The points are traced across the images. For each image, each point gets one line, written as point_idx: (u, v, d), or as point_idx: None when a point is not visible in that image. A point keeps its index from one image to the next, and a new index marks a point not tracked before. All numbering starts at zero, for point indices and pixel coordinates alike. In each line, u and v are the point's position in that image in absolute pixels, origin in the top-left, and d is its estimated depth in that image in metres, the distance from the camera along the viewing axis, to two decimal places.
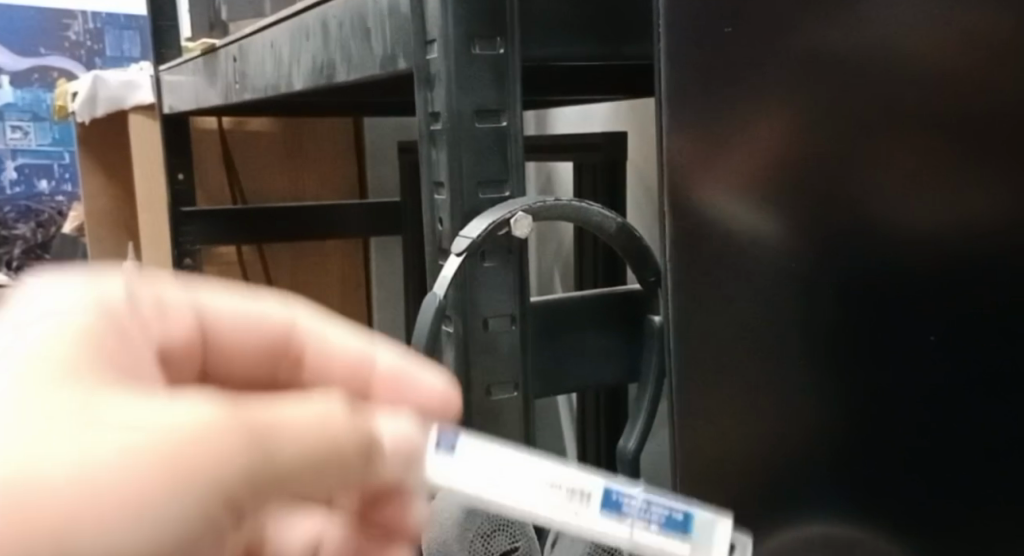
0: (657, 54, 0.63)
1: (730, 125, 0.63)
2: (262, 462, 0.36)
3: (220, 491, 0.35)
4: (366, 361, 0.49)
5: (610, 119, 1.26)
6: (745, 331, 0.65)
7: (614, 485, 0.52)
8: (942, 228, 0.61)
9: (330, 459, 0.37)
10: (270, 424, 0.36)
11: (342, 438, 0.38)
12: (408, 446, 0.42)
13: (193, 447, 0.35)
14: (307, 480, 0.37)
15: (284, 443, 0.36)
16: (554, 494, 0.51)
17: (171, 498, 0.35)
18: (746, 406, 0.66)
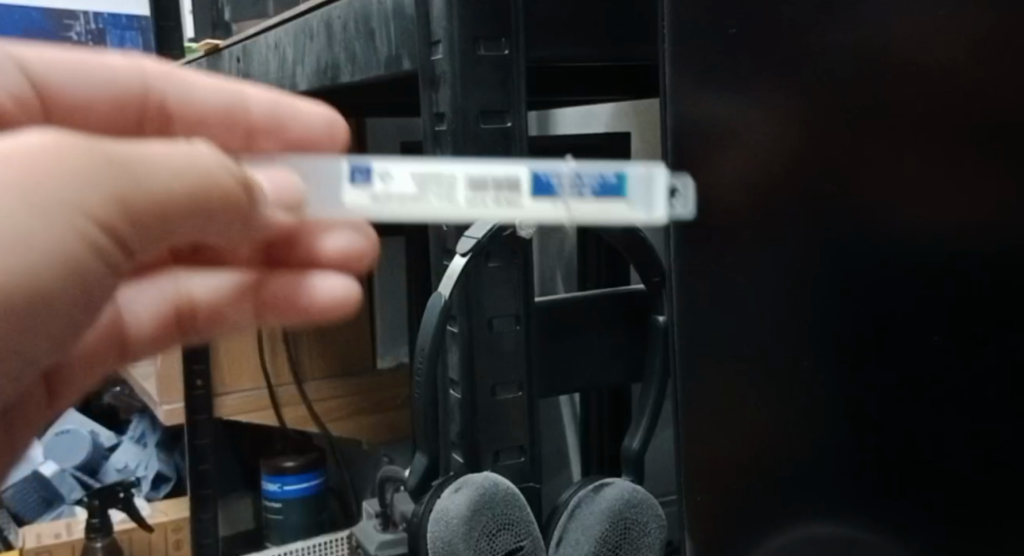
0: (661, 58, 0.61)
1: (735, 128, 0.62)
2: (134, 191, 0.44)
3: (101, 213, 0.43)
4: (243, 98, 0.54)
5: (613, 120, 1.27)
6: (749, 334, 0.65)
7: (538, 166, 0.52)
8: (940, 228, 0.62)
9: (201, 190, 0.45)
10: (142, 156, 0.44)
11: (211, 173, 0.45)
12: (286, 178, 0.50)
13: (58, 166, 0.42)
14: (182, 209, 0.45)
15: (152, 174, 0.44)
16: (482, 188, 0.51)
17: (67, 213, 0.43)
18: (749, 407, 0.66)
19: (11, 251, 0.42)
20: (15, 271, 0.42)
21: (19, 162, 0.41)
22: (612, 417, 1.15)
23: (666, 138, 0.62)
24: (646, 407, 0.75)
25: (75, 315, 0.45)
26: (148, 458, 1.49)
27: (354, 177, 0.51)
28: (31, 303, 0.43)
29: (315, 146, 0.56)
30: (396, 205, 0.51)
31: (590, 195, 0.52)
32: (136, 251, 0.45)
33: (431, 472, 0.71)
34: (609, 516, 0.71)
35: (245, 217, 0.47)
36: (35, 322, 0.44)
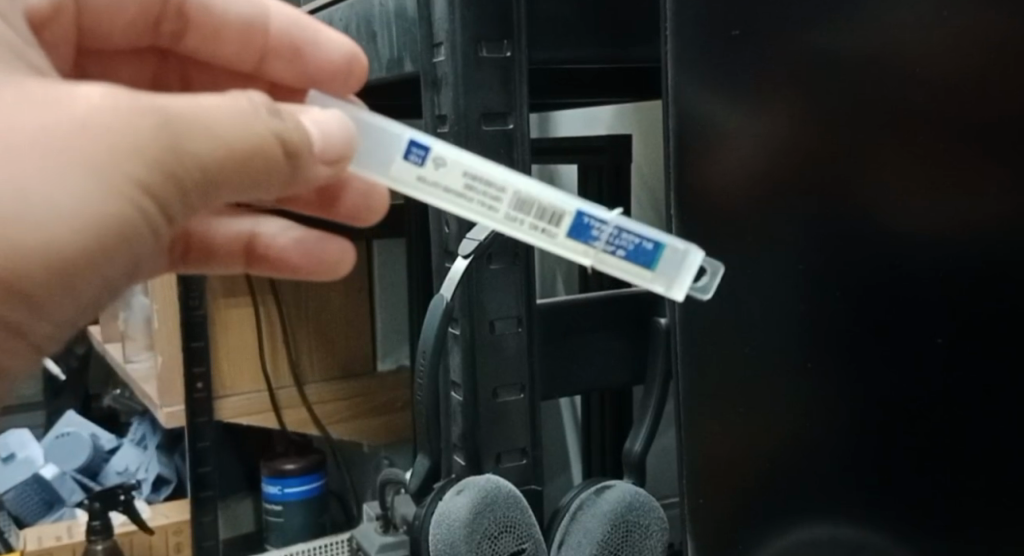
0: (665, 63, 0.65)
1: (733, 132, 0.65)
2: (182, 153, 0.46)
3: (148, 174, 0.45)
4: (266, 13, 0.63)
5: (616, 122, 1.26)
6: (750, 334, 0.67)
7: (586, 211, 0.57)
8: (940, 228, 0.61)
9: (245, 152, 0.47)
10: (194, 117, 0.46)
11: (256, 134, 0.48)
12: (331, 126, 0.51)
13: (117, 120, 0.45)
14: (227, 172, 0.48)
15: (199, 135, 0.47)
16: (523, 209, 0.57)
17: (111, 177, 0.45)
18: (750, 406, 0.68)
19: (63, 211, 0.44)
20: (72, 228, 0.44)
21: (87, 121, 0.44)
22: (614, 422, 1.14)
23: (669, 135, 0.66)
24: (648, 410, 0.75)
25: (116, 275, 0.47)
26: (150, 461, 1.47)
27: (409, 153, 0.56)
28: (85, 263, 0.45)
29: (326, 81, 0.63)
30: (439, 191, 0.57)
31: (619, 254, 0.58)
32: (177, 215, 0.48)
33: (432, 474, 0.72)
34: (611, 518, 0.70)
35: (283, 178, 0.49)
36: (85, 278, 0.45)
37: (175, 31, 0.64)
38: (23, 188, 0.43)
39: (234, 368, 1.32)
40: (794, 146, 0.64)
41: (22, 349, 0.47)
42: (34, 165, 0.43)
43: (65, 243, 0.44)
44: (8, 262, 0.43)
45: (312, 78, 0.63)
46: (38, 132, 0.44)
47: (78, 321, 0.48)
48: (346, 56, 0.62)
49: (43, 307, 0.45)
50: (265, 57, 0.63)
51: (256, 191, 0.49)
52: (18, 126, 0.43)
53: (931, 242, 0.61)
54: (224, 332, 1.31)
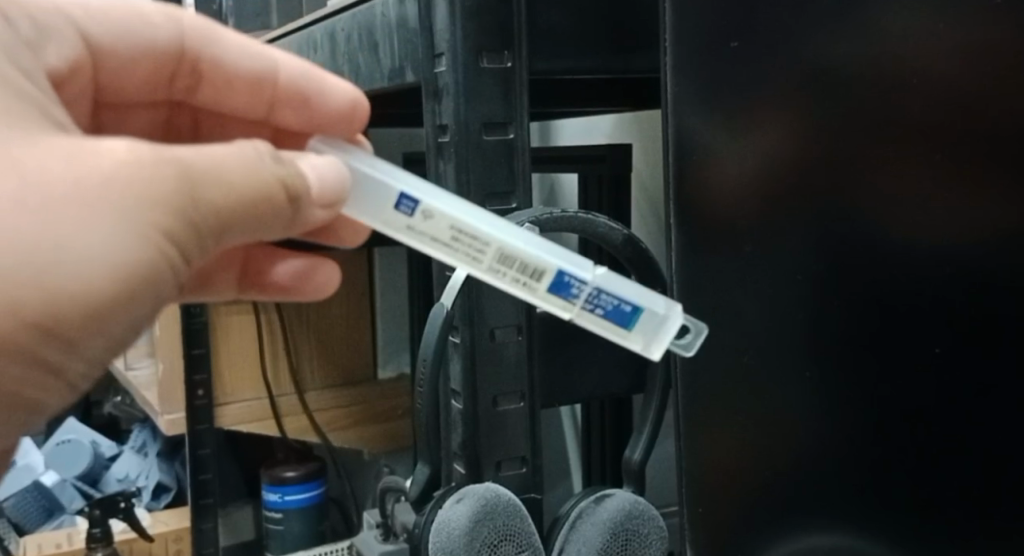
0: (663, 72, 0.63)
1: (733, 142, 0.64)
2: (199, 198, 0.47)
3: (170, 221, 0.46)
4: (275, 67, 0.63)
5: (616, 131, 1.26)
6: (750, 345, 0.66)
7: (567, 270, 0.58)
8: (938, 238, 0.62)
9: (258, 195, 0.49)
10: (207, 164, 0.48)
11: (266, 179, 0.50)
12: (329, 171, 0.54)
13: (141, 166, 0.46)
14: (240, 214, 0.49)
15: (214, 180, 0.48)
16: (506, 263, 0.58)
17: (136, 223, 0.46)
18: (751, 420, 0.67)
19: (92, 251, 0.44)
20: (106, 276, 0.45)
21: (112, 167, 0.45)
22: (614, 430, 1.14)
23: (670, 140, 0.64)
24: (648, 420, 0.74)
25: (141, 318, 0.48)
26: (150, 469, 1.48)
27: (399, 204, 0.58)
28: (117, 309, 0.45)
29: (331, 126, 0.63)
30: (427, 240, 0.58)
31: (597, 311, 0.60)
32: (193, 259, 0.48)
33: (431, 483, 0.71)
34: (611, 526, 0.71)
35: (286, 222, 0.52)
36: (111, 322, 0.46)
37: (188, 86, 0.64)
38: (59, 239, 0.44)
39: (235, 377, 1.34)
40: (793, 155, 0.64)
41: (57, 390, 0.47)
42: (69, 218, 0.44)
43: (98, 290, 0.45)
44: (47, 310, 0.44)
45: (318, 125, 0.64)
46: (70, 187, 0.44)
47: (101, 364, 0.48)
48: (349, 101, 0.63)
49: (65, 345, 0.45)
50: (274, 105, 0.64)
51: (266, 231, 0.51)
52: (50, 182, 0.44)
53: (929, 252, 0.62)
54: (225, 343, 1.33)
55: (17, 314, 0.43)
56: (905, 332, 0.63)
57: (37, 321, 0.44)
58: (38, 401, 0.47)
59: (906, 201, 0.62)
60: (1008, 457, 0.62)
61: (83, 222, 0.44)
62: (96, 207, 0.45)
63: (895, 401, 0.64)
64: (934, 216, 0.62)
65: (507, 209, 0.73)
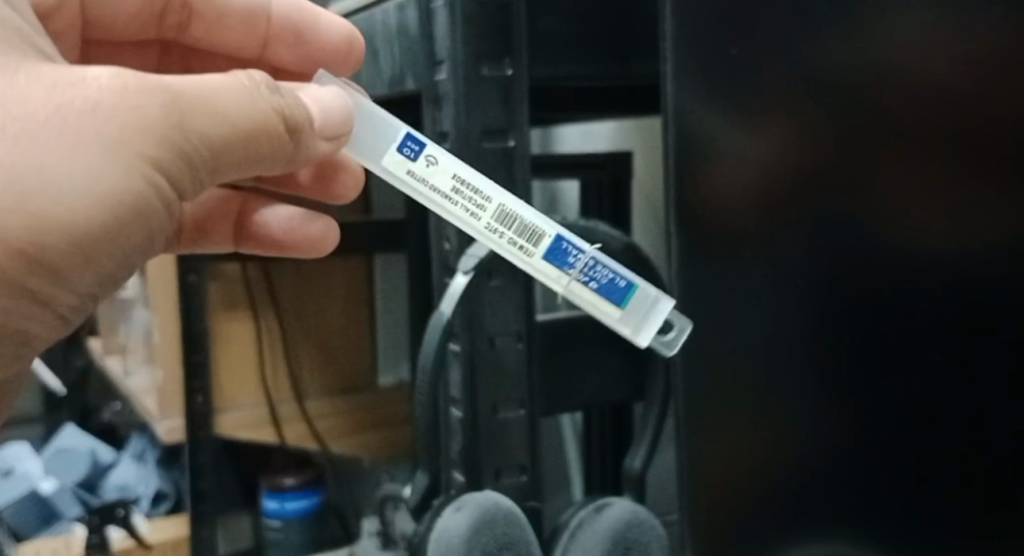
0: (663, 77, 0.63)
1: (734, 144, 0.63)
2: (189, 130, 0.49)
3: (159, 150, 0.48)
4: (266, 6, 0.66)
5: (616, 138, 1.26)
6: (751, 354, 0.65)
7: (564, 237, 0.62)
8: (939, 245, 0.62)
9: (252, 129, 0.51)
10: (199, 97, 0.50)
11: (262, 112, 0.51)
12: (330, 101, 0.56)
13: (128, 96, 0.48)
14: (237, 147, 0.51)
15: (206, 113, 0.50)
16: (504, 222, 0.62)
17: (123, 154, 0.48)
18: (752, 429, 0.66)
19: (80, 183, 0.47)
20: (89, 202, 0.47)
21: (99, 99, 0.47)
22: (614, 437, 1.14)
23: (670, 143, 0.63)
24: (647, 429, 0.74)
25: (132, 247, 0.50)
26: (150, 477, 1.47)
27: (404, 146, 0.61)
28: (105, 234, 0.48)
29: (330, 60, 0.67)
30: (428, 190, 0.61)
31: (591, 286, 0.62)
32: (185, 191, 0.50)
33: (431, 491, 0.74)
34: (612, 535, 0.70)
35: (286, 155, 0.53)
36: (103, 253, 0.48)
37: (180, 23, 0.67)
38: (41, 162, 0.46)
39: (234, 383, 1.33)
40: (795, 162, 0.63)
41: (50, 324, 0.50)
42: (53, 144, 0.46)
43: (82, 218, 0.47)
44: (32, 236, 0.46)
45: (314, 59, 0.67)
46: (53, 115, 0.46)
47: (92, 298, 0.51)
48: (346, 37, 0.67)
49: (54, 274, 0.47)
50: (267, 43, 0.67)
51: (263, 166, 0.53)
52: (33, 104, 0.46)
53: (930, 260, 0.62)
54: (224, 351, 1.32)
55: (4, 243, 0.46)
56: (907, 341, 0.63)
57: (24, 247, 0.46)
58: (35, 335, 0.50)
59: (908, 209, 0.62)
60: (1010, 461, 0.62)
61: (71, 154, 0.46)
62: (84, 138, 0.47)
63: (897, 411, 0.64)
64: (936, 223, 0.62)
65: None
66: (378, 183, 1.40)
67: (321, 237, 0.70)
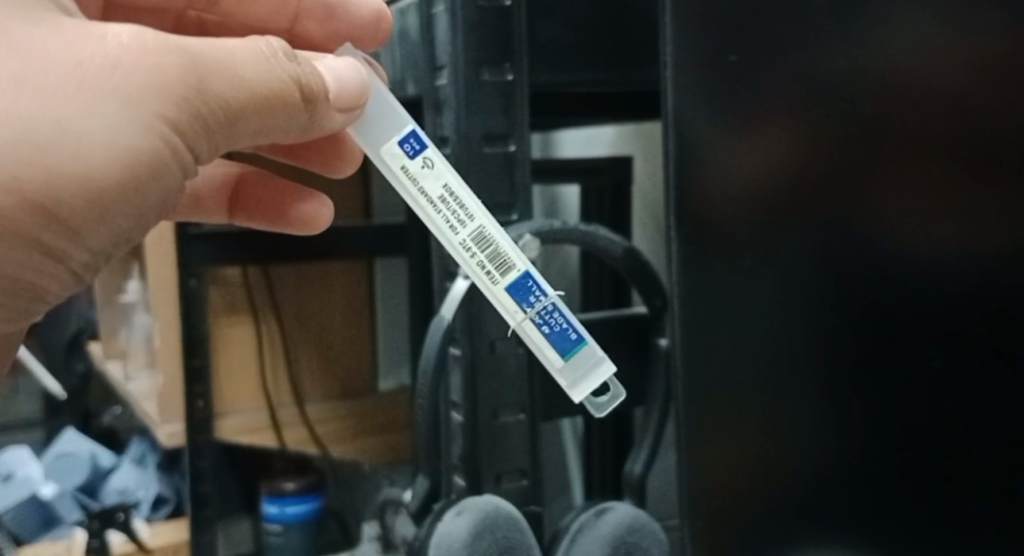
0: (663, 85, 0.62)
1: (731, 153, 0.63)
2: (205, 92, 0.51)
3: (175, 111, 0.50)
4: None
5: (616, 143, 1.27)
6: (750, 359, 0.65)
7: (532, 277, 0.62)
8: (940, 251, 0.62)
9: (265, 95, 0.52)
10: (217, 60, 0.51)
11: (275, 78, 0.53)
12: (351, 81, 0.56)
13: (147, 54, 0.50)
14: (249, 113, 0.52)
15: (224, 76, 0.51)
16: (480, 243, 0.62)
17: (141, 111, 0.50)
18: (755, 437, 0.65)
19: (98, 132, 0.49)
20: (105, 161, 0.49)
21: (118, 54, 0.49)
22: (616, 440, 1.15)
23: (670, 146, 0.62)
24: (647, 435, 0.74)
25: (147, 207, 0.52)
26: (149, 482, 1.48)
27: (405, 141, 0.60)
28: (118, 195, 0.50)
29: (360, 36, 0.65)
30: (415, 188, 0.61)
31: (543, 329, 0.63)
32: (201, 155, 0.52)
33: (432, 495, 0.72)
34: (612, 540, 0.71)
35: (299, 126, 0.55)
36: (115, 210, 0.51)
37: None
38: (60, 119, 0.48)
39: (235, 387, 1.33)
40: (793, 169, 0.63)
41: (61, 280, 0.52)
42: (72, 99, 0.49)
43: (99, 172, 0.49)
44: (47, 190, 0.48)
45: (344, 34, 0.65)
46: (75, 70, 0.49)
47: (108, 255, 0.53)
48: (375, 12, 0.64)
49: (69, 222, 0.50)
50: (298, 18, 0.64)
51: (277, 134, 0.54)
52: (55, 61, 0.49)
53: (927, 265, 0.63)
54: (224, 354, 1.32)
55: (17, 194, 0.48)
56: (905, 347, 0.64)
57: (37, 202, 0.48)
58: (44, 289, 0.52)
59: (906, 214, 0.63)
60: (1006, 465, 0.64)
61: (88, 103, 0.49)
62: (106, 90, 0.49)
63: (896, 415, 0.64)
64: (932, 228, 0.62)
65: (508, 221, 0.72)
66: (379, 188, 1.40)
67: (315, 210, 0.71)
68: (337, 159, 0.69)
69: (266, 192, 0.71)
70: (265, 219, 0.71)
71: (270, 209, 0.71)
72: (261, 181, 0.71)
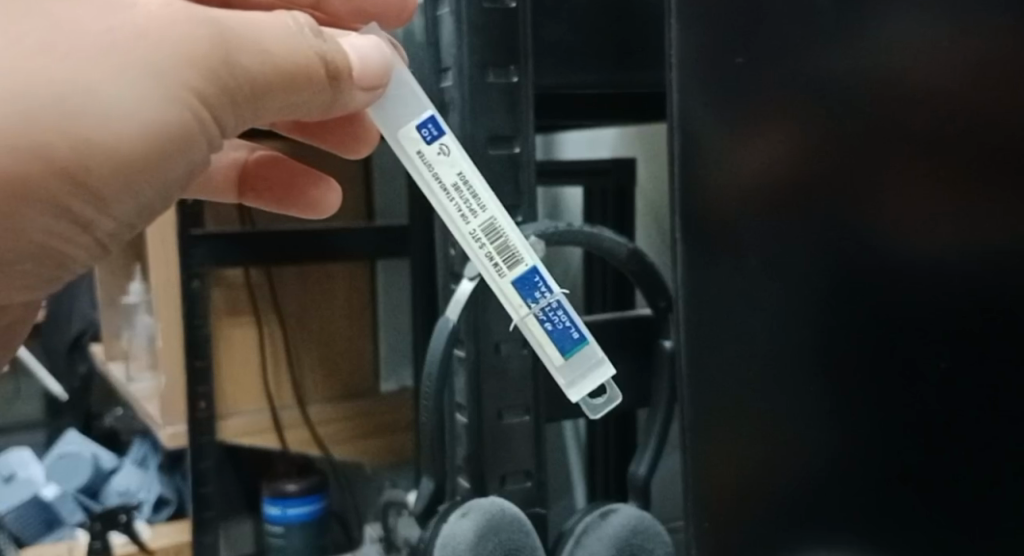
0: (669, 87, 0.61)
1: (736, 152, 0.62)
2: (233, 65, 0.49)
3: (203, 83, 0.49)
4: None
5: (619, 145, 1.27)
6: (756, 362, 0.64)
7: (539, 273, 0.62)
8: (943, 253, 0.63)
9: (292, 71, 0.51)
10: (245, 33, 0.50)
11: (301, 52, 0.51)
12: (375, 61, 0.54)
13: (174, 24, 0.48)
14: (276, 90, 0.51)
15: (251, 50, 0.50)
16: (489, 234, 0.62)
17: (170, 82, 0.48)
18: (762, 442, 0.65)
19: (128, 102, 0.47)
20: (133, 129, 0.47)
21: (144, 24, 0.48)
22: (619, 441, 1.15)
23: (676, 148, 0.62)
24: (652, 435, 0.74)
25: (173, 183, 0.50)
26: (151, 482, 1.48)
27: (422, 126, 0.60)
28: (147, 165, 0.48)
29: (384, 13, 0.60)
30: (429, 173, 0.60)
31: (546, 325, 0.62)
32: (227, 129, 0.51)
33: (437, 496, 0.71)
34: (617, 541, 0.71)
35: (326, 102, 0.53)
36: (144, 182, 0.49)
37: None
38: (90, 84, 0.46)
39: (236, 389, 1.33)
40: (797, 169, 0.63)
41: (89, 250, 0.51)
42: (99, 66, 0.47)
43: (128, 144, 0.47)
44: (77, 159, 0.47)
45: (365, 11, 0.60)
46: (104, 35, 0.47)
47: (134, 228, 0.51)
48: None
49: (97, 193, 0.48)
50: None
51: (304, 111, 0.52)
52: (80, 27, 0.47)
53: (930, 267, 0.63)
54: (227, 355, 1.33)
55: (48, 161, 0.46)
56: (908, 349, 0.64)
57: (65, 169, 0.47)
58: (69, 256, 0.50)
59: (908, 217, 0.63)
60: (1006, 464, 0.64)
61: (117, 73, 0.47)
62: (134, 59, 0.47)
63: (899, 416, 0.65)
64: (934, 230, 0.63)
65: (512, 222, 0.72)
66: (382, 190, 1.39)
67: (324, 192, 0.68)
68: (352, 141, 0.65)
69: (275, 171, 0.68)
70: (275, 201, 0.68)
71: (280, 190, 0.68)
72: (269, 162, 0.68)
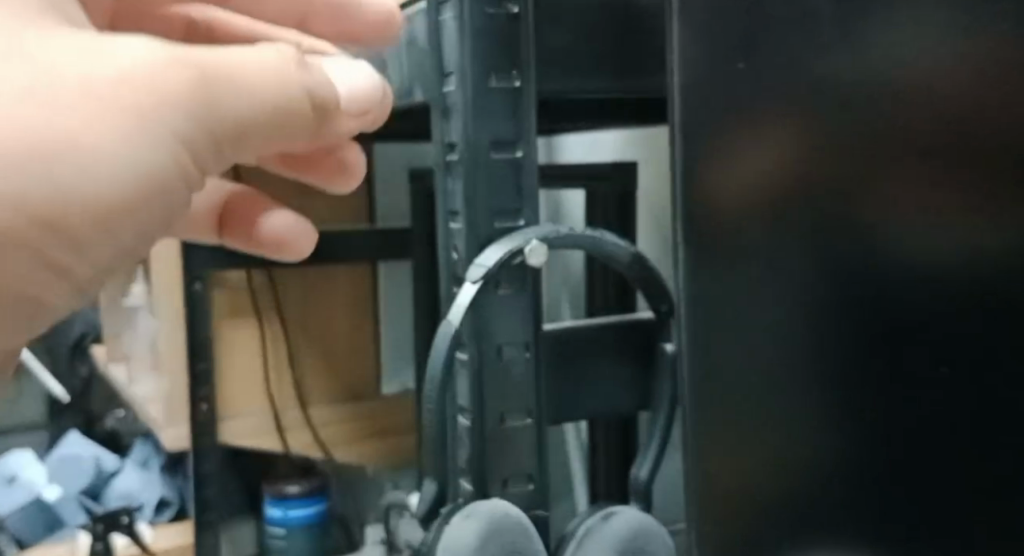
0: (670, 90, 0.61)
1: (737, 155, 0.63)
2: (216, 107, 0.48)
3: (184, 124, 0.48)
4: None
5: (621, 148, 1.27)
6: (755, 366, 0.64)
7: None
8: (946, 256, 0.63)
9: (279, 113, 0.50)
10: (229, 74, 0.48)
11: (288, 91, 0.50)
12: (365, 87, 0.54)
13: (153, 66, 0.46)
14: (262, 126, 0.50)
15: (233, 90, 0.49)
16: None
17: (149, 127, 0.47)
18: (757, 441, 0.65)
19: (107, 147, 0.46)
20: (128, 177, 0.47)
21: (122, 64, 0.46)
22: (620, 444, 1.15)
23: (676, 152, 0.62)
24: (655, 437, 0.75)
25: (149, 225, 0.49)
26: (153, 485, 1.49)
27: None
28: (124, 210, 0.47)
29: (366, 34, 0.63)
30: None
31: None
32: (206, 168, 0.50)
33: (439, 499, 0.72)
34: (618, 544, 0.71)
35: (311, 136, 0.52)
36: (120, 228, 0.48)
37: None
38: (66, 130, 0.45)
39: (238, 391, 1.35)
40: (799, 174, 0.63)
41: (64, 300, 0.49)
42: (81, 111, 0.45)
43: (106, 188, 0.46)
44: (54, 207, 0.45)
45: (347, 33, 0.63)
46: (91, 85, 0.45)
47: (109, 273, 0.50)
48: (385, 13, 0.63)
49: (73, 240, 0.47)
50: (307, 19, 0.62)
51: (288, 144, 0.52)
52: (53, 66, 0.45)
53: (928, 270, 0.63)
54: (226, 356, 1.34)
55: (25, 212, 0.45)
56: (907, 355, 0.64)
57: (41, 219, 0.45)
58: (48, 303, 0.48)
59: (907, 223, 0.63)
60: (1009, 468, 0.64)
61: (95, 118, 0.45)
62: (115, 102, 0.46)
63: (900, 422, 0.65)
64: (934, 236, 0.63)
65: (514, 226, 0.72)
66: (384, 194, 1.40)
67: (303, 234, 0.63)
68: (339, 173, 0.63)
69: (249, 208, 0.63)
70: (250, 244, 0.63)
71: (255, 231, 0.63)
72: (242, 197, 0.63)
